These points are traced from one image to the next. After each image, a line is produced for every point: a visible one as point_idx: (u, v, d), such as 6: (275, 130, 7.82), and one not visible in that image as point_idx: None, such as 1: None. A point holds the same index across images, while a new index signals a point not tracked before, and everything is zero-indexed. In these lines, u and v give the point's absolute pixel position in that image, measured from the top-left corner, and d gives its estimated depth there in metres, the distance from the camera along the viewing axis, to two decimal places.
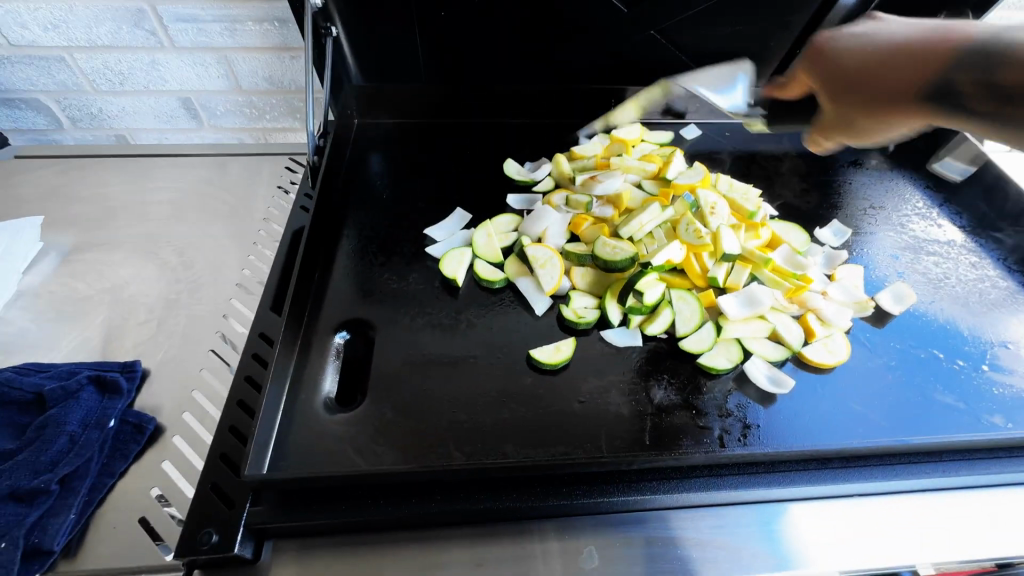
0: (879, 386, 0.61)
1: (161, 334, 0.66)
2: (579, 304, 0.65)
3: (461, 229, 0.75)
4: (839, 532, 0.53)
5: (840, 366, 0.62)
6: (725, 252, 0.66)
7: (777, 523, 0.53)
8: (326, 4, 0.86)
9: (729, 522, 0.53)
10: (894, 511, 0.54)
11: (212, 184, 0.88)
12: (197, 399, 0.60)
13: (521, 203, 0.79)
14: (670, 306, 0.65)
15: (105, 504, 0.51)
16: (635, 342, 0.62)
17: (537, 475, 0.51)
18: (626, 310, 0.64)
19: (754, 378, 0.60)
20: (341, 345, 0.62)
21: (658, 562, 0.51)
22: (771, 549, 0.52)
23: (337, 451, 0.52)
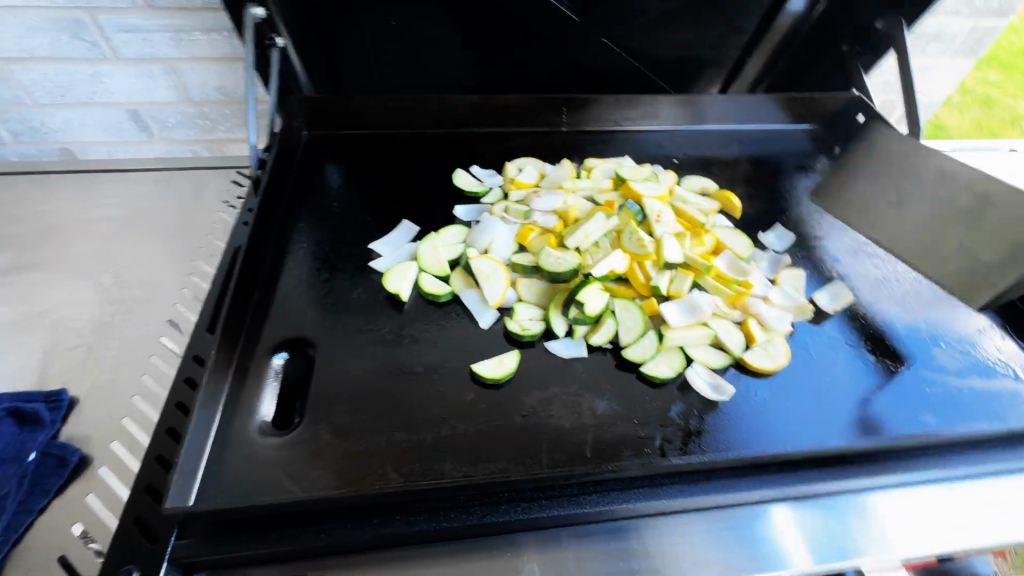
0: (819, 389, 0.62)
1: (92, 360, 0.63)
2: (525, 315, 0.65)
3: (409, 242, 0.75)
4: (779, 537, 0.54)
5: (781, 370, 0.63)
6: (667, 261, 0.68)
7: (721, 531, 0.53)
8: (269, 14, 0.85)
9: (674, 532, 0.53)
10: (834, 513, 0.55)
11: (155, 200, 0.86)
12: (128, 427, 0.57)
13: (470, 213, 0.79)
14: (614, 315, 0.65)
15: (22, 544, 0.49)
16: (580, 352, 0.62)
17: (476, 494, 0.50)
18: (570, 321, 0.64)
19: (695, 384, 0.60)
20: (280, 366, 0.60)
21: None
22: (715, 558, 0.52)
23: (269, 477, 0.50)
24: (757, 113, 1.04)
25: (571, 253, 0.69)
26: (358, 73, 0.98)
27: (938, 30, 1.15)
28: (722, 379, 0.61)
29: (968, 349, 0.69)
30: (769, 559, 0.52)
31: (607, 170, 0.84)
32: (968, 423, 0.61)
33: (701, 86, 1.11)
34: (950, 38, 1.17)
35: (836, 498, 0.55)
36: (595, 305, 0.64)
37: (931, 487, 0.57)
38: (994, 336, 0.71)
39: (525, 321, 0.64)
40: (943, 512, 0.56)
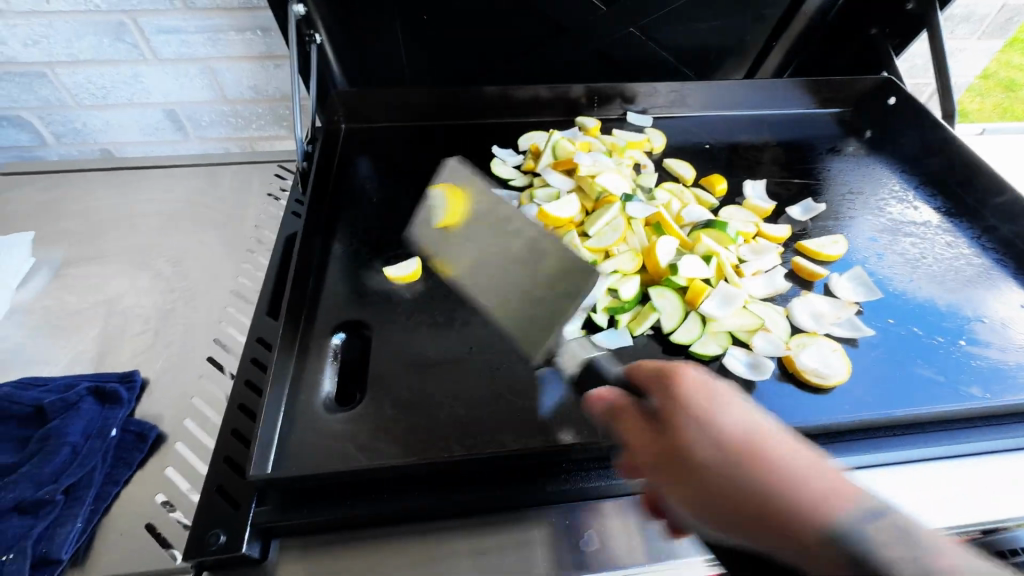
0: (862, 364, 0.63)
1: (158, 344, 0.66)
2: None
3: None
4: None
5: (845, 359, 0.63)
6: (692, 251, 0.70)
7: None
8: (309, 12, 0.87)
9: None
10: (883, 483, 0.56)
11: (202, 194, 0.89)
12: (198, 406, 0.60)
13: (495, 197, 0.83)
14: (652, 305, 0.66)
15: (110, 513, 0.52)
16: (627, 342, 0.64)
17: (535, 463, 0.53)
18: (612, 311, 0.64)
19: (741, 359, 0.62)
20: (338, 346, 0.63)
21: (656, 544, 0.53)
22: None
23: (338, 449, 0.52)
24: (786, 99, 1.05)
25: (597, 242, 0.71)
26: (392, 67, 1.00)
27: (967, 11, 1.14)
28: (764, 357, 0.62)
29: (1010, 324, 0.69)
30: None
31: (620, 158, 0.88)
32: (1014, 396, 0.61)
33: (728, 72, 1.12)
34: (979, 19, 1.16)
35: (884, 467, 0.56)
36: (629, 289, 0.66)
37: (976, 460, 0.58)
38: None
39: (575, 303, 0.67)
40: (991, 483, 0.57)
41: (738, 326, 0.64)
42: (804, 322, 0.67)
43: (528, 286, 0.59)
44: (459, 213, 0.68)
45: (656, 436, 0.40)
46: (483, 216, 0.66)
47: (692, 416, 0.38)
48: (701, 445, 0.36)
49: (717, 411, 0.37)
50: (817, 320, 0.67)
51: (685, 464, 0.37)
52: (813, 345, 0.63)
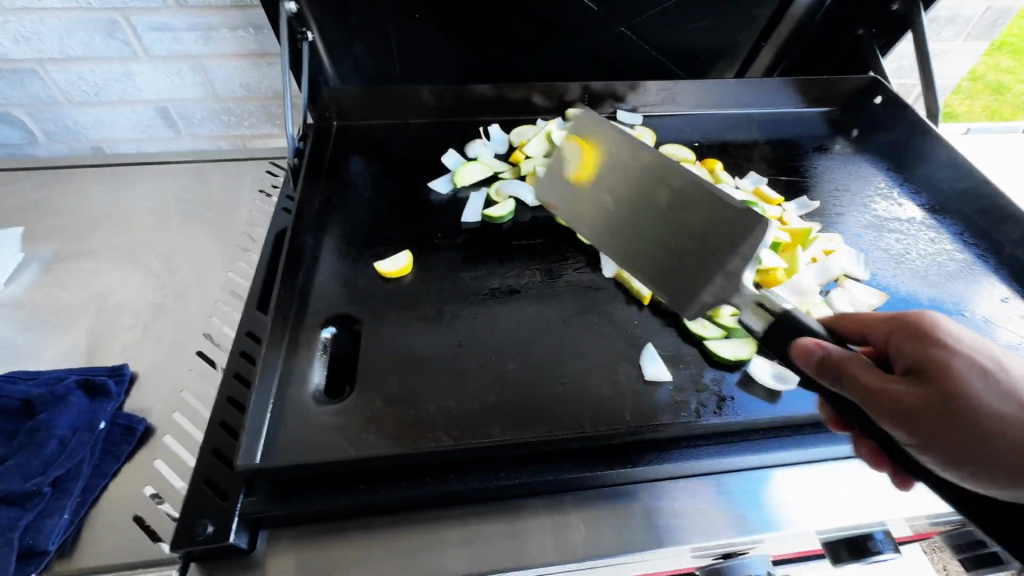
0: None
1: (148, 339, 0.67)
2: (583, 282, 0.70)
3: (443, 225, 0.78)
4: (808, 496, 0.56)
5: None
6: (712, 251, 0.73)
7: (751, 490, 0.56)
8: (300, 9, 0.87)
9: (708, 491, 0.55)
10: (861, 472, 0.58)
11: (194, 190, 0.89)
12: (188, 399, 0.60)
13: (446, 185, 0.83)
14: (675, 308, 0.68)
15: (99, 505, 0.52)
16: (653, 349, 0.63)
17: (523, 454, 0.53)
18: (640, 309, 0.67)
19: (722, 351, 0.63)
20: (327, 340, 0.63)
21: (634, 535, 0.53)
22: (745, 516, 0.54)
23: (328, 440, 0.53)
24: (775, 98, 1.06)
25: None
26: (384, 65, 1.00)
27: (952, 13, 1.16)
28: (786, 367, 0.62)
29: (991, 318, 0.70)
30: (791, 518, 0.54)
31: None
32: None
33: (717, 72, 1.13)
34: (963, 21, 1.18)
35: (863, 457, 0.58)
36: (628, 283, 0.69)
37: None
38: (1017, 305, 0.72)
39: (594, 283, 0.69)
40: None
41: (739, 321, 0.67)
42: (816, 315, 0.68)
43: (665, 230, 0.61)
44: (595, 164, 0.70)
45: (893, 382, 0.41)
46: (624, 159, 0.68)
47: (941, 354, 0.41)
48: (963, 381, 0.40)
49: (953, 363, 0.41)
50: (856, 311, 0.69)
51: (937, 409, 0.39)
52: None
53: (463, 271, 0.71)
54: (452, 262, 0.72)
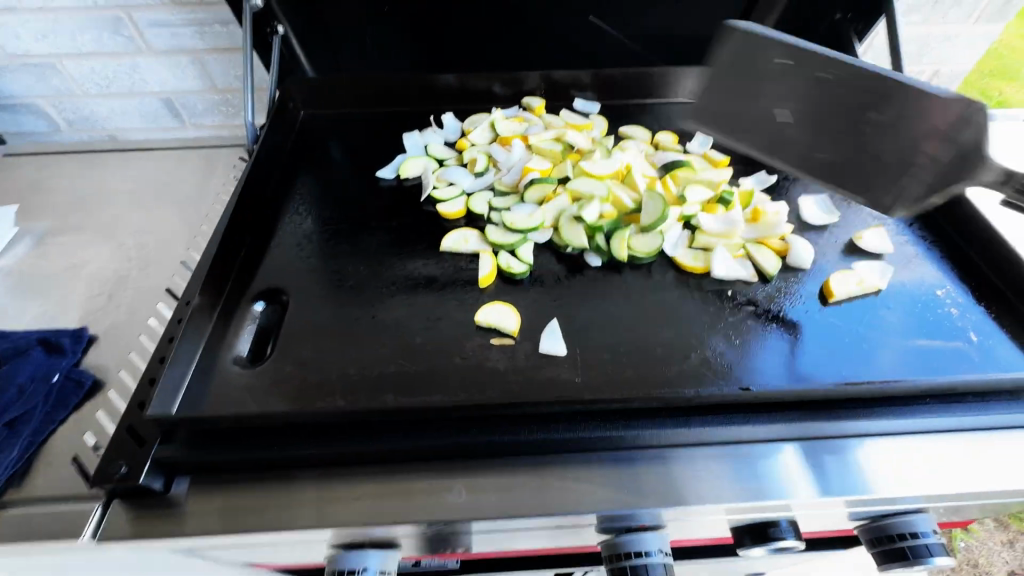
0: (810, 343, 0.64)
1: (110, 305, 0.74)
2: (458, 241, 0.75)
3: (384, 208, 0.82)
4: (818, 467, 0.55)
5: (783, 336, 0.64)
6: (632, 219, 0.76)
7: (756, 459, 0.56)
8: (268, 5, 0.93)
9: (712, 459, 0.56)
10: (765, 455, 0.56)
11: (173, 174, 0.96)
12: (135, 361, 0.67)
13: (391, 171, 0.87)
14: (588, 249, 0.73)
15: (46, 447, 0.60)
16: (556, 328, 0.64)
17: (407, 417, 0.56)
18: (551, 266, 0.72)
19: (616, 323, 0.66)
20: (258, 312, 0.69)
21: (622, 494, 0.54)
22: (752, 483, 0.54)
23: (238, 399, 0.58)
24: None
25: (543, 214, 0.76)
26: (352, 56, 1.05)
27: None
28: (682, 354, 0.63)
29: (920, 309, 0.67)
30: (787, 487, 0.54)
31: (555, 132, 0.88)
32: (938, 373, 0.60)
33: (688, 60, 1.12)
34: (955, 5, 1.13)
35: (764, 440, 0.56)
36: (527, 253, 0.73)
37: (955, 435, 0.56)
38: (956, 296, 0.68)
39: (491, 237, 0.74)
40: (883, 458, 0.55)
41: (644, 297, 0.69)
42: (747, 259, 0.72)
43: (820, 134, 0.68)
44: (510, 321, 0.64)
45: None
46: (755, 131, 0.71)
47: None
48: None
49: None
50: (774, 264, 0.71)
51: None
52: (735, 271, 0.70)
53: (393, 253, 0.76)
54: (384, 244, 0.77)
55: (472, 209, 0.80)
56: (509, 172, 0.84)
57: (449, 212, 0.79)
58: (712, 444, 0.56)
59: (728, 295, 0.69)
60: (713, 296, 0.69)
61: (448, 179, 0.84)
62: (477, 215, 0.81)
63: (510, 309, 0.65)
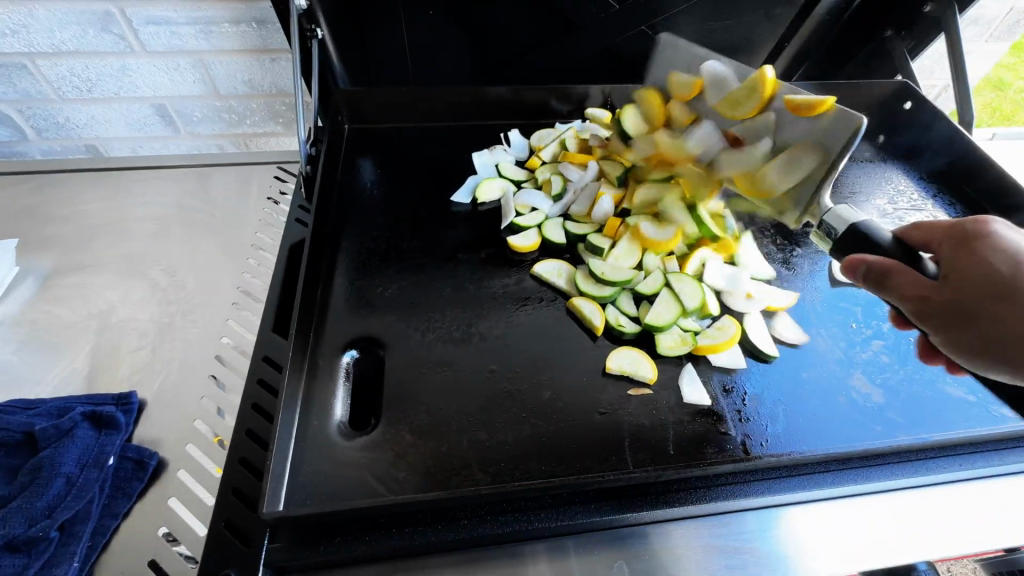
0: (937, 378, 0.62)
1: (156, 361, 0.63)
2: (554, 271, 0.68)
3: (466, 236, 0.74)
4: (965, 515, 0.53)
5: (912, 372, 0.62)
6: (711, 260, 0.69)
7: (913, 509, 0.52)
8: (311, 5, 0.80)
9: (871, 514, 0.52)
10: (937, 502, 0.53)
11: (199, 197, 0.84)
12: (204, 430, 0.57)
13: (467, 195, 0.79)
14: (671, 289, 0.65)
15: (111, 548, 0.49)
16: (692, 373, 0.59)
17: (564, 493, 0.49)
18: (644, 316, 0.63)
19: (750, 363, 0.61)
20: (350, 364, 0.59)
21: (784, 558, 0.49)
22: (910, 536, 0.51)
23: (356, 479, 0.49)
24: None
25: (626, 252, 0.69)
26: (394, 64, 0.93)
27: None
28: (826, 397, 0.59)
29: None
30: (942, 540, 0.52)
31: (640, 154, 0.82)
32: None
33: None
34: None
35: (936, 487, 0.53)
36: (631, 304, 0.65)
37: None
38: None
39: (582, 284, 0.65)
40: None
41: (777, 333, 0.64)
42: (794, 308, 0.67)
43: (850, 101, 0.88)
44: (645, 368, 0.59)
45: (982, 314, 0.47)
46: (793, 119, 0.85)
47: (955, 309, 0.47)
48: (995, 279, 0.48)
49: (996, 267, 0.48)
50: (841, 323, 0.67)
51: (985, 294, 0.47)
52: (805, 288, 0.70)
53: (489, 289, 0.67)
54: (474, 278, 0.68)
55: (548, 238, 0.72)
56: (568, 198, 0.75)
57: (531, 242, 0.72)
58: (883, 494, 0.52)
59: (852, 327, 0.66)
60: (837, 326, 0.66)
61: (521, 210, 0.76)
62: (552, 244, 0.73)
63: (641, 354, 0.60)
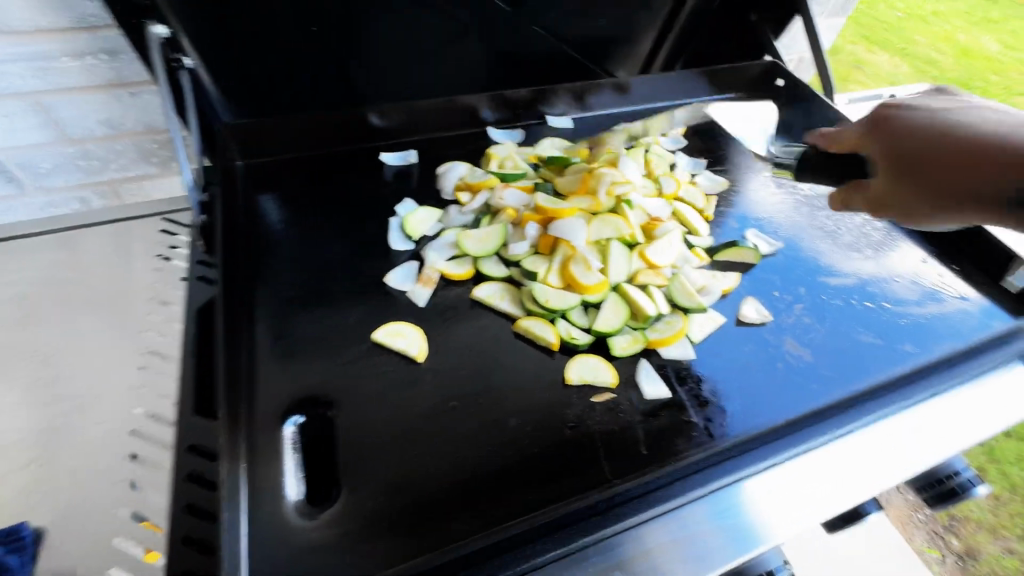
0: (851, 331, 0.69)
1: (46, 477, 0.52)
2: (495, 293, 0.65)
3: (412, 266, 0.68)
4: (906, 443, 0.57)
5: (830, 329, 0.69)
6: (648, 254, 0.69)
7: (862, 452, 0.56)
8: (174, 31, 0.68)
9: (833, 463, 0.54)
10: (877, 441, 0.57)
11: (68, 267, 0.71)
12: (125, 545, 0.48)
13: (395, 227, 0.73)
14: (618, 297, 0.65)
15: None
16: (655, 376, 0.60)
17: (549, 522, 0.47)
18: (595, 324, 0.62)
19: (699, 350, 0.64)
20: (294, 433, 0.53)
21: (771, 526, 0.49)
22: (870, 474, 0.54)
23: (326, 563, 0.44)
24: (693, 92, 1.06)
25: (568, 262, 0.66)
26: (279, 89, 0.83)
27: None
28: (766, 367, 0.63)
29: (916, 283, 0.77)
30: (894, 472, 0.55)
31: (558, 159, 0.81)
32: (943, 340, 0.70)
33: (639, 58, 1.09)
34: None
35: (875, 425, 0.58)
36: (581, 315, 0.64)
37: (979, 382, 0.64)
38: (936, 266, 0.80)
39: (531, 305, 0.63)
40: (955, 411, 0.61)
41: (717, 315, 0.67)
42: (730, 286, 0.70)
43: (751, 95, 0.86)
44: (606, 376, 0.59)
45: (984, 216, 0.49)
46: None
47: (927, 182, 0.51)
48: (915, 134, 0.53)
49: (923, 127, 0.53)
50: (766, 299, 0.71)
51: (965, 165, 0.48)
52: (731, 270, 0.73)
53: (431, 319, 0.64)
54: (414, 310, 0.64)
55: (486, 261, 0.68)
56: (492, 236, 0.69)
57: (467, 268, 0.67)
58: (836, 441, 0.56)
59: (775, 295, 0.72)
60: (762, 298, 0.71)
61: (448, 251, 0.69)
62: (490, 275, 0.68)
63: (603, 364, 0.60)
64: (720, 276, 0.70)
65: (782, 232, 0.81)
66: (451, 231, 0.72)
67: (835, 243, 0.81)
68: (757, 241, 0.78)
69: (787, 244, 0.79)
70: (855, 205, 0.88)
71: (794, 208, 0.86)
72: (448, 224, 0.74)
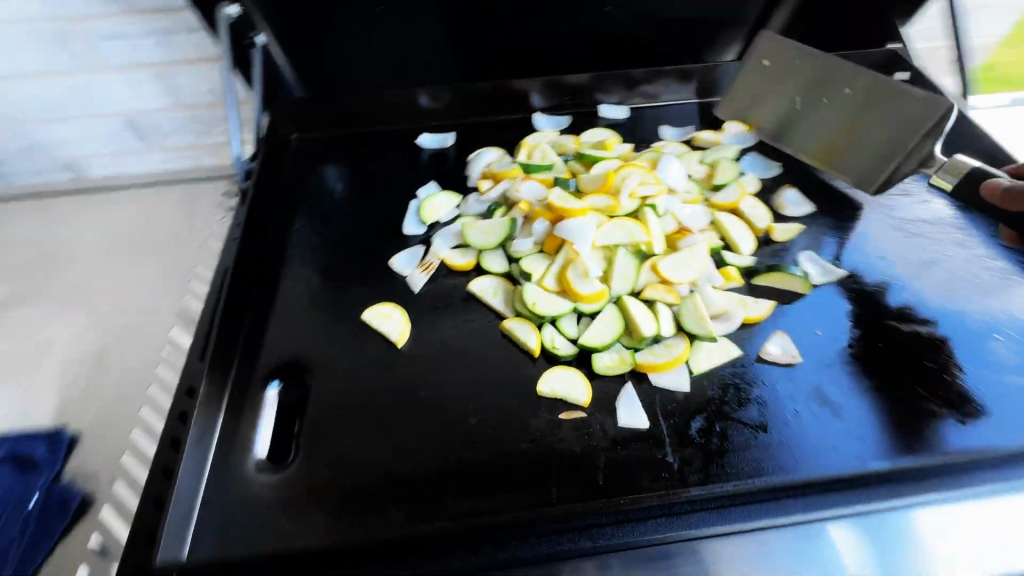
0: (911, 391, 0.55)
1: (90, 392, 0.63)
2: (489, 289, 0.64)
3: (418, 252, 0.69)
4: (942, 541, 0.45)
5: (881, 383, 0.56)
6: (662, 267, 0.62)
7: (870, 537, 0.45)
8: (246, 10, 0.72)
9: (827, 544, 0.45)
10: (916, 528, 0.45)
11: (149, 218, 0.83)
12: (129, 462, 0.57)
13: (414, 211, 0.74)
14: (615, 310, 0.60)
15: None
16: (636, 402, 0.55)
17: (474, 533, 0.46)
18: (583, 336, 0.58)
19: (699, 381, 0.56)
20: (274, 395, 0.57)
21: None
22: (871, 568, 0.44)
23: (265, 521, 0.48)
24: None
25: (567, 266, 0.62)
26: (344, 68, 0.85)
27: None
28: (778, 412, 0.54)
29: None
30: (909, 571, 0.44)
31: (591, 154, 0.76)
32: None
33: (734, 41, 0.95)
34: None
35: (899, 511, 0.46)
36: (572, 324, 0.60)
37: None
38: None
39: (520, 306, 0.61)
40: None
41: (732, 346, 0.58)
42: (756, 314, 0.61)
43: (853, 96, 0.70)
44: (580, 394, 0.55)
45: None
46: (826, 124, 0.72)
47: None
48: None
49: None
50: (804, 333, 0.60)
51: None
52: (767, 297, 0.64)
53: (423, 307, 0.64)
54: (410, 296, 0.65)
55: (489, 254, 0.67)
56: (498, 229, 0.67)
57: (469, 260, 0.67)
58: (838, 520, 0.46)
59: (817, 333, 0.60)
60: (799, 334, 0.60)
61: (454, 240, 0.69)
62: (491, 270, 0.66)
63: (581, 380, 0.56)
64: (746, 302, 0.62)
65: (851, 258, 0.67)
66: (463, 220, 0.71)
67: (923, 279, 0.65)
68: (810, 266, 0.67)
69: (854, 274, 0.66)
70: (968, 237, 0.70)
71: (878, 229, 0.71)
72: (464, 212, 0.73)
